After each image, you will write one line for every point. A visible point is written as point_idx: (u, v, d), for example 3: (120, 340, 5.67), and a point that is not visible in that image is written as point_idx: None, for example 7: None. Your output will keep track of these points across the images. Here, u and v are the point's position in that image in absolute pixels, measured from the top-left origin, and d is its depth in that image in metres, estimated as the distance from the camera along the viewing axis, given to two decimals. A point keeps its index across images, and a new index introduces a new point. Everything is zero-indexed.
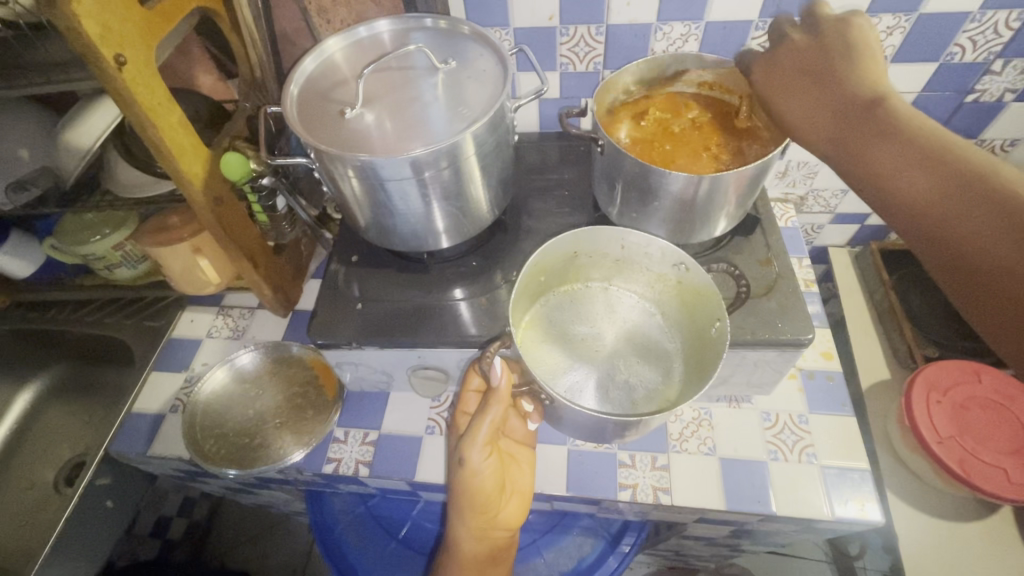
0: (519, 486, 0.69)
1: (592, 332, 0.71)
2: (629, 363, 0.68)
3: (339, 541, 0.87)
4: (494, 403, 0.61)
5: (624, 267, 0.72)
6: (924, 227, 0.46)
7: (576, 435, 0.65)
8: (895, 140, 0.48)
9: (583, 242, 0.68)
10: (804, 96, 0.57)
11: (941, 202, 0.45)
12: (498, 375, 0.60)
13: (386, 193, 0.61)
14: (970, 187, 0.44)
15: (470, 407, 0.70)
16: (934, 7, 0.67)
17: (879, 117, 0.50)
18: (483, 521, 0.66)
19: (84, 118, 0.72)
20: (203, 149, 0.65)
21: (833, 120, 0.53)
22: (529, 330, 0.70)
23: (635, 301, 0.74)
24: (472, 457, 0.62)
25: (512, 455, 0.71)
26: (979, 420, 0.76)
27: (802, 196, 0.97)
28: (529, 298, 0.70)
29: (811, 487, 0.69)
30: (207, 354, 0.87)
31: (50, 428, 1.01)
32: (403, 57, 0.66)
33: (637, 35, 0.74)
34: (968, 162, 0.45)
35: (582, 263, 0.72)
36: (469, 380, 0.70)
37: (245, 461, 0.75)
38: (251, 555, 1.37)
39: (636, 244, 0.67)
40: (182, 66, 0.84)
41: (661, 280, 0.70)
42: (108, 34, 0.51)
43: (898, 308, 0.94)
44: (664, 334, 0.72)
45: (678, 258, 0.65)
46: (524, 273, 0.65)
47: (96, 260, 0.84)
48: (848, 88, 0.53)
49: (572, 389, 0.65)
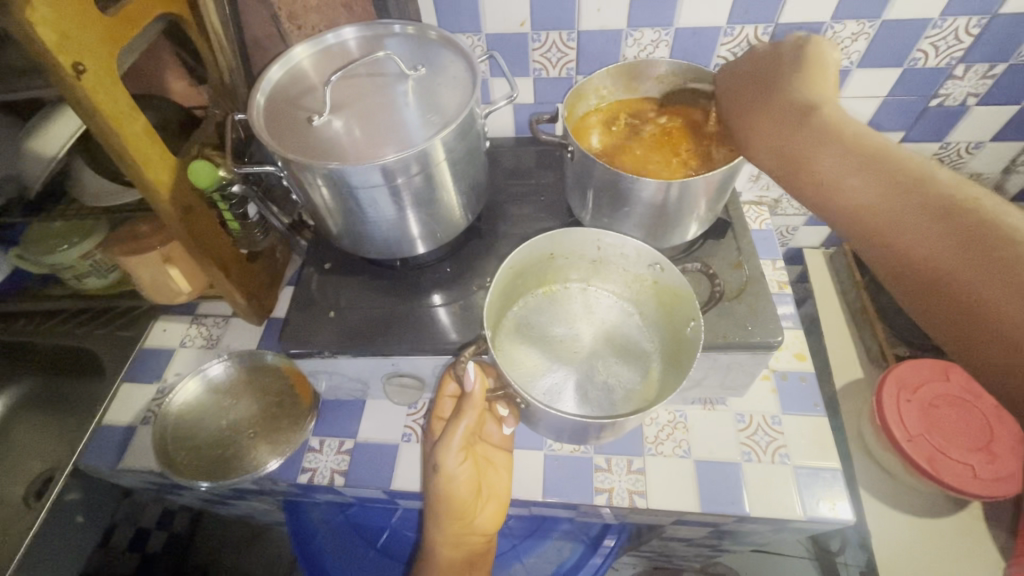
0: (496, 491, 0.69)
1: (570, 334, 0.71)
2: (607, 364, 0.68)
3: (318, 550, 0.86)
4: (469, 408, 0.61)
5: (601, 267, 0.72)
6: (866, 229, 0.47)
7: (554, 437, 0.65)
8: (834, 149, 0.50)
9: (559, 243, 0.68)
10: (755, 106, 0.59)
11: (882, 206, 0.46)
12: (472, 380, 0.60)
13: (356, 200, 0.61)
14: (908, 191, 0.45)
15: (445, 412, 0.70)
16: (897, 14, 0.68)
17: (816, 125, 0.51)
18: (458, 526, 0.66)
19: (48, 126, 0.70)
20: (170, 157, 0.64)
21: (776, 130, 0.54)
22: (506, 334, 0.70)
23: (613, 301, 0.74)
24: (447, 462, 0.62)
25: (488, 459, 0.71)
26: (945, 418, 0.78)
27: (776, 198, 0.98)
28: (505, 302, 0.70)
29: (784, 488, 0.70)
30: (180, 364, 0.85)
31: (20, 440, 0.99)
32: (372, 64, 0.65)
33: (609, 41, 0.74)
34: (904, 167, 0.47)
35: (559, 265, 0.72)
36: (445, 385, 0.70)
37: (218, 472, 0.73)
38: (235, 566, 1.36)
39: (612, 245, 0.67)
40: (151, 72, 0.82)
41: (638, 280, 0.71)
42: (65, 43, 0.50)
43: (871, 308, 0.95)
44: (642, 333, 0.72)
45: (653, 258, 0.65)
46: (500, 275, 0.65)
47: (64, 270, 0.82)
48: (789, 100, 0.55)
49: (551, 391, 0.65)
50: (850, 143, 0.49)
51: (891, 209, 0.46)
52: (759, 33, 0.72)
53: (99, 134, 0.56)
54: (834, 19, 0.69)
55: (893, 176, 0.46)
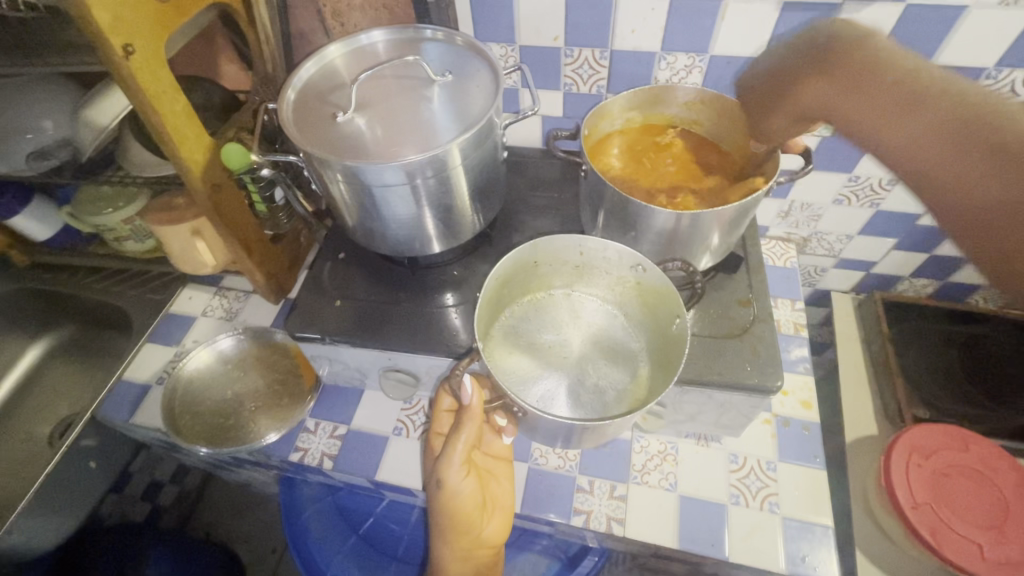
0: (501, 502, 0.69)
1: (558, 340, 0.70)
2: (597, 367, 0.68)
3: (304, 529, 0.88)
4: (467, 420, 0.61)
5: (585, 272, 0.72)
6: (914, 177, 0.39)
7: (547, 442, 0.65)
8: (876, 88, 0.41)
9: (542, 250, 0.69)
10: (786, 62, 0.51)
11: (897, 119, 0.40)
12: (469, 394, 0.60)
13: (371, 198, 0.62)
14: (919, 98, 0.39)
15: (444, 427, 0.71)
16: (948, 60, 0.65)
17: (857, 62, 0.43)
18: (465, 540, 0.67)
19: (105, 98, 0.75)
20: (205, 138, 0.68)
21: (814, 76, 0.47)
22: (497, 343, 0.69)
23: (598, 304, 0.74)
24: (450, 477, 0.63)
25: (490, 470, 0.71)
26: (958, 490, 0.73)
27: (805, 237, 0.95)
28: (495, 310, 0.70)
29: (769, 538, 0.68)
30: (199, 332, 0.90)
31: (53, 384, 1.07)
32: (399, 66, 0.67)
33: (641, 62, 0.74)
34: (960, 93, 0.37)
35: (543, 272, 0.73)
36: (440, 400, 0.71)
37: (218, 440, 0.77)
38: (236, 530, 1.41)
39: (594, 250, 0.67)
40: (206, 54, 0.87)
41: (621, 282, 0.70)
42: (118, 25, 0.53)
43: (893, 363, 0.91)
44: (628, 334, 0.72)
45: (634, 260, 0.65)
46: (487, 286, 0.65)
47: (107, 231, 0.88)
48: (826, 40, 0.47)
49: (543, 398, 0.65)
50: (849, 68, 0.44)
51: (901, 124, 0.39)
52: None
53: (142, 112, 0.60)
54: None
55: (898, 89, 0.40)
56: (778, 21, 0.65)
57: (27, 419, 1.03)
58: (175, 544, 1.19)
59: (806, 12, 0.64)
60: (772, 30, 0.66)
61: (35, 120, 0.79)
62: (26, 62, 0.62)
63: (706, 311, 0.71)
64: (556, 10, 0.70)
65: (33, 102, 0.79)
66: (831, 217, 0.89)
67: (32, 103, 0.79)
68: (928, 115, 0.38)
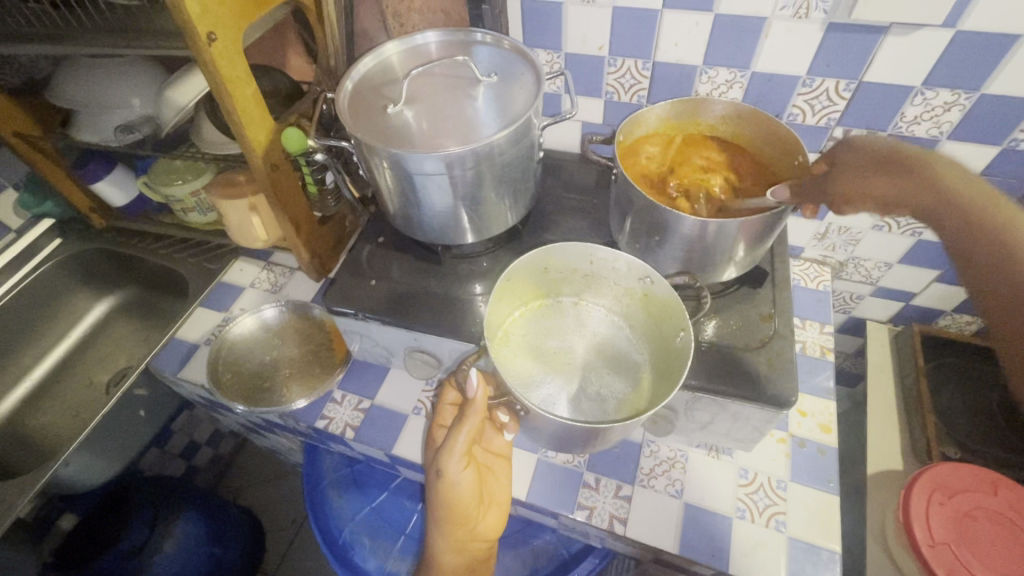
0: (498, 498, 0.72)
1: (563, 346, 0.74)
2: (600, 376, 0.71)
3: (322, 494, 0.94)
4: (471, 414, 0.64)
5: (593, 281, 0.75)
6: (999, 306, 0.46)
7: (548, 443, 0.67)
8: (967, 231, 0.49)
9: (553, 257, 0.71)
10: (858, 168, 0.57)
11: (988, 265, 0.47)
12: (473, 388, 0.63)
13: (413, 187, 0.66)
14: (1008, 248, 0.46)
15: (446, 420, 0.74)
16: (999, 89, 0.64)
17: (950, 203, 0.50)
18: (461, 532, 0.69)
19: (186, 80, 0.83)
20: (269, 120, 0.74)
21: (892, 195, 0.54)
22: (505, 344, 0.73)
23: (604, 315, 0.77)
24: (451, 468, 0.65)
25: (489, 467, 0.73)
26: (983, 533, 0.70)
27: (841, 262, 0.93)
28: (504, 312, 0.74)
29: (774, 555, 0.67)
30: (246, 301, 0.97)
31: (114, 338, 1.18)
32: (449, 66, 0.72)
33: (682, 75, 0.76)
34: None
35: (552, 279, 0.75)
36: (445, 394, 0.75)
37: (254, 399, 0.84)
38: (261, 497, 1.49)
39: (604, 260, 0.70)
40: (278, 47, 0.95)
41: (628, 293, 0.73)
42: (205, 14, 0.60)
43: (926, 398, 0.88)
44: (633, 345, 0.74)
45: (643, 272, 0.67)
46: (496, 287, 0.68)
47: (175, 202, 0.96)
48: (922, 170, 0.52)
49: (545, 401, 0.68)
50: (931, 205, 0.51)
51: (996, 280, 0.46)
52: (841, 88, 0.70)
53: (217, 92, 0.66)
54: (925, 85, 0.66)
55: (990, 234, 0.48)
56: (823, 41, 0.66)
57: (89, 366, 1.15)
58: (204, 504, 1.28)
59: (853, 32, 0.64)
60: (816, 49, 0.67)
61: (126, 96, 0.88)
62: (123, 42, 0.70)
63: (727, 323, 0.71)
64: (602, 22, 0.73)
65: (125, 80, 0.88)
66: (870, 242, 0.87)
67: (125, 81, 0.88)
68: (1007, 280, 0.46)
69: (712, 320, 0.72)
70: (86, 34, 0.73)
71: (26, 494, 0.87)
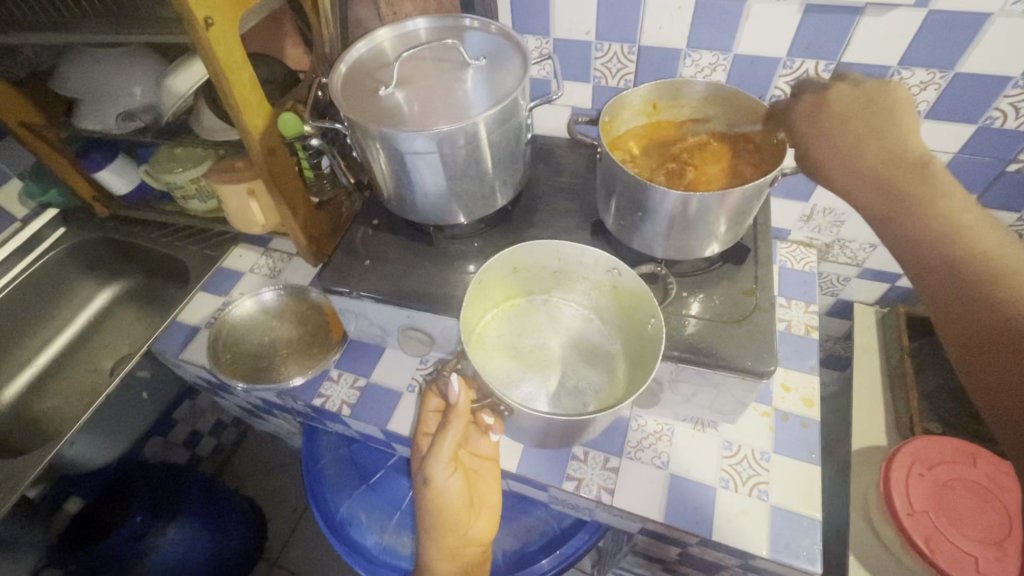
0: (488, 501, 0.74)
1: (538, 343, 0.76)
2: (576, 369, 0.74)
3: (319, 474, 0.96)
4: (454, 418, 0.65)
5: (563, 277, 0.77)
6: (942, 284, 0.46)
7: (532, 441, 0.70)
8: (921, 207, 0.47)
9: (523, 256, 0.73)
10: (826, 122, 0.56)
11: (941, 244, 0.46)
12: (455, 393, 0.64)
13: (405, 166, 0.68)
14: (1020, 315, 0.41)
15: (430, 427, 0.74)
16: (973, 67, 0.66)
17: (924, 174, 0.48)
18: (452, 538, 0.71)
19: (185, 69, 0.85)
20: (267, 106, 0.76)
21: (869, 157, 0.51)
22: (480, 347, 0.75)
23: (576, 310, 0.79)
24: (437, 474, 0.67)
25: (475, 470, 0.74)
26: (960, 502, 0.73)
27: (828, 244, 0.95)
28: (477, 315, 0.76)
29: (755, 523, 0.69)
30: (245, 286, 0.99)
31: (117, 325, 1.20)
32: (440, 50, 0.74)
33: (667, 58, 0.78)
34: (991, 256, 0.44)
35: (524, 278, 0.77)
36: (428, 401, 0.75)
37: (254, 377, 0.87)
38: (263, 486, 1.52)
39: (571, 256, 0.72)
40: (276, 38, 0.97)
41: (598, 287, 0.75)
42: (203, 0, 0.62)
43: (910, 376, 0.90)
44: (605, 338, 0.77)
45: (611, 264, 0.69)
46: (469, 289, 0.69)
47: (177, 189, 0.99)
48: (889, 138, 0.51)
49: (525, 399, 0.70)
50: (910, 223, 0.48)
51: (991, 364, 0.42)
52: (821, 68, 0.72)
53: (214, 76, 0.68)
54: (901, 65, 0.68)
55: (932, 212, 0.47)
56: (801, 23, 0.68)
57: (92, 351, 1.18)
58: (207, 490, 1.29)
59: (829, 13, 0.66)
60: (794, 31, 0.69)
61: (127, 85, 0.91)
62: (123, 29, 0.73)
63: (711, 299, 0.73)
64: (589, 6, 0.75)
65: (127, 69, 0.90)
66: (854, 223, 0.89)
67: (127, 70, 0.90)
68: (1011, 359, 0.41)
69: (696, 297, 0.73)
70: (87, 21, 0.75)
71: (31, 473, 0.90)
